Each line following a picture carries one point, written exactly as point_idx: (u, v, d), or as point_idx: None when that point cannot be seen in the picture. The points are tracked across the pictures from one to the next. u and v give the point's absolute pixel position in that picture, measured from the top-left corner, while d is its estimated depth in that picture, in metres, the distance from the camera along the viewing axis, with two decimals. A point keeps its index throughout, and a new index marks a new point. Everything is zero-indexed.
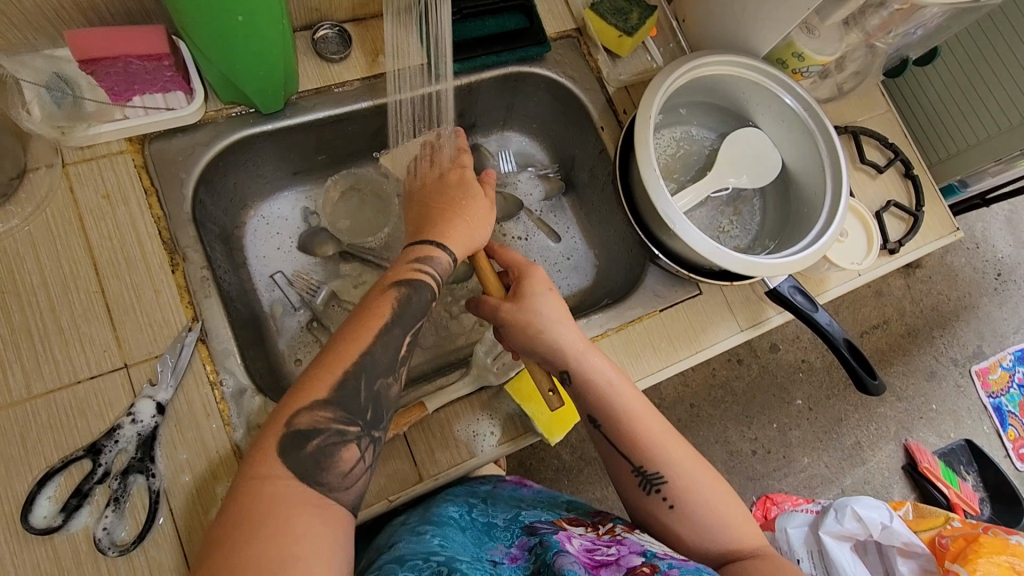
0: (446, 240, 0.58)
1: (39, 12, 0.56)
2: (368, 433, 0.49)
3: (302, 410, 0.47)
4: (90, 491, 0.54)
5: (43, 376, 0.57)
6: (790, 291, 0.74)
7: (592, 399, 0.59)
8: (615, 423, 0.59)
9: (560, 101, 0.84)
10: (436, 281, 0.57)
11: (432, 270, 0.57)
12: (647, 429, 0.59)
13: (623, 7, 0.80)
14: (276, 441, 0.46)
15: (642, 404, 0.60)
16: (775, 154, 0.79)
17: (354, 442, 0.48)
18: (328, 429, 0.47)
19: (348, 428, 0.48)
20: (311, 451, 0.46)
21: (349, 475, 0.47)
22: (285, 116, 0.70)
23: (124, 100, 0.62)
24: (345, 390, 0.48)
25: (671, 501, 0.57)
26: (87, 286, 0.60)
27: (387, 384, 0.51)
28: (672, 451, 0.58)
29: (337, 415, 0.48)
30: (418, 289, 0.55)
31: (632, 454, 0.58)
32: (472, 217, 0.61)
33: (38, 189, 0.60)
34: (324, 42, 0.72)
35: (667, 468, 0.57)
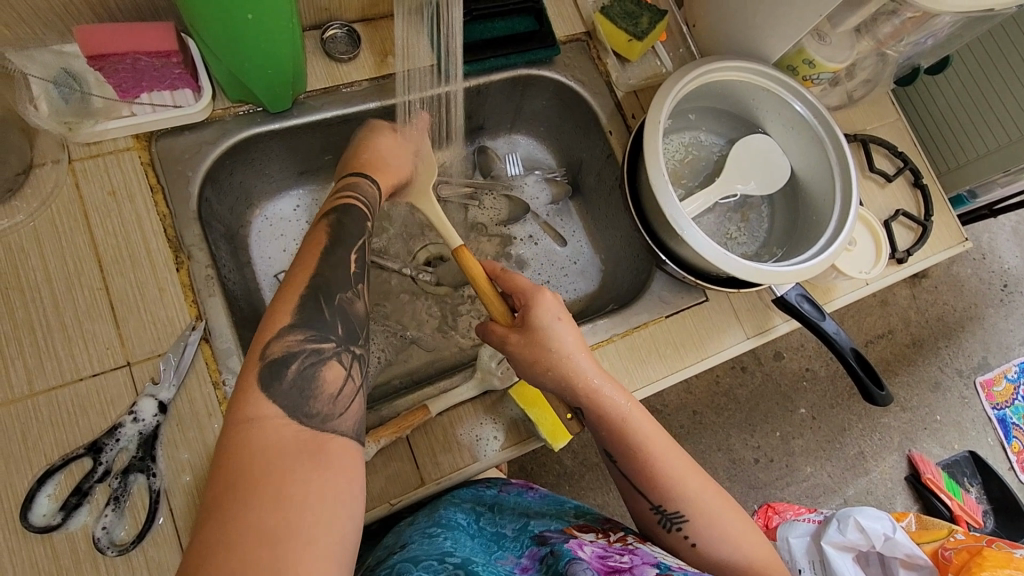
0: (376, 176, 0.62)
1: (48, 8, 0.55)
2: (347, 349, 0.49)
3: (274, 339, 0.46)
4: (90, 490, 0.54)
5: (45, 373, 0.56)
6: (797, 299, 0.74)
7: (608, 435, 0.58)
8: (631, 458, 0.58)
9: (568, 104, 0.84)
10: (366, 208, 0.58)
11: (364, 196, 0.59)
12: (665, 463, 0.57)
13: (633, 11, 0.79)
14: (255, 375, 0.44)
15: (660, 438, 0.58)
16: (784, 162, 0.78)
17: (333, 359, 0.47)
18: (303, 350, 0.46)
19: (324, 347, 0.47)
20: (292, 378, 0.44)
21: (340, 399, 0.46)
22: (293, 115, 0.70)
23: (132, 96, 0.62)
24: (309, 311, 0.48)
25: (692, 539, 0.56)
26: (91, 283, 0.59)
27: (350, 298, 0.51)
28: (692, 488, 0.57)
29: (308, 335, 0.47)
30: (351, 213, 0.56)
31: (650, 492, 0.57)
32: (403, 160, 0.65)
33: (43, 184, 0.60)
34: (333, 41, 0.72)
35: (688, 507, 0.56)
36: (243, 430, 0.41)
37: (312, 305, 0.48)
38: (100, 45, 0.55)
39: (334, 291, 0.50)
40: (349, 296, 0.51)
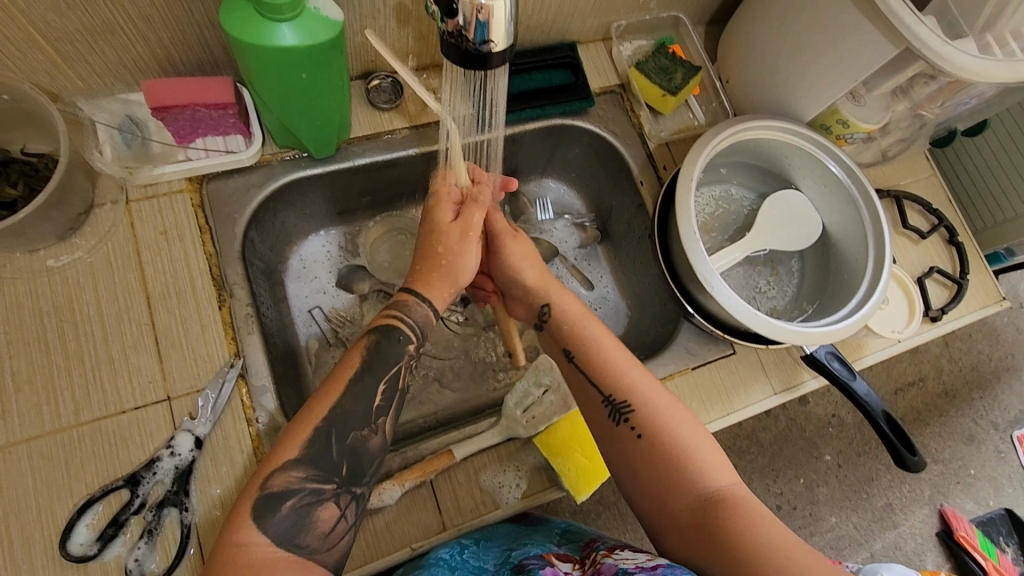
0: (430, 294, 0.62)
1: (119, 61, 0.60)
2: (347, 490, 0.52)
3: (277, 471, 0.50)
4: (126, 522, 0.56)
5: (90, 404, 0.59)
6: (826, 357, 0.73)
7: (568, 334, 0.66)
8: (585, 352, 0.64)
9: (600, 153, 0.86)
10: (414, 332, 0.60)
11: (414, 320, 0.60)
12: (615, 359, 0.63)
13: (667, 67, 0.82)
14: (250, 508, 0.49)
15: (614, 345, 0.65)
16: (816, 218, 0.78)
17: (332, 501, 0.51)
18: (302, 488, 0.50)
19: (324, 487, 0.51)
20: (286, 513, 0.49)
21: (331, 535, 0.50)
22: (337, 161, 0.73)
23: (188, 142, 0.66)
24: (319, 447, 0.52)
25: (637, 430, 0.60)
26: (138, 318, 0.62)
27: (364, 436, 0.54)
28: (639, 383, 0.62)
29: (310, 474, 0.51)
30: (393, 337, 0.59)
31: (602, 384, 0.62)
32: (461, 278, 0.63)
33: (102, 222, 0.64)
34: (377, 91, 0.75)
35: (634, 397, 0.61)
36: (228, 554, 0.46)
37: (324, 442, 0.52)
38: (162, 97, 0.59)
39: (349, 431, 0.53)
40: (364, 434, 0.54)
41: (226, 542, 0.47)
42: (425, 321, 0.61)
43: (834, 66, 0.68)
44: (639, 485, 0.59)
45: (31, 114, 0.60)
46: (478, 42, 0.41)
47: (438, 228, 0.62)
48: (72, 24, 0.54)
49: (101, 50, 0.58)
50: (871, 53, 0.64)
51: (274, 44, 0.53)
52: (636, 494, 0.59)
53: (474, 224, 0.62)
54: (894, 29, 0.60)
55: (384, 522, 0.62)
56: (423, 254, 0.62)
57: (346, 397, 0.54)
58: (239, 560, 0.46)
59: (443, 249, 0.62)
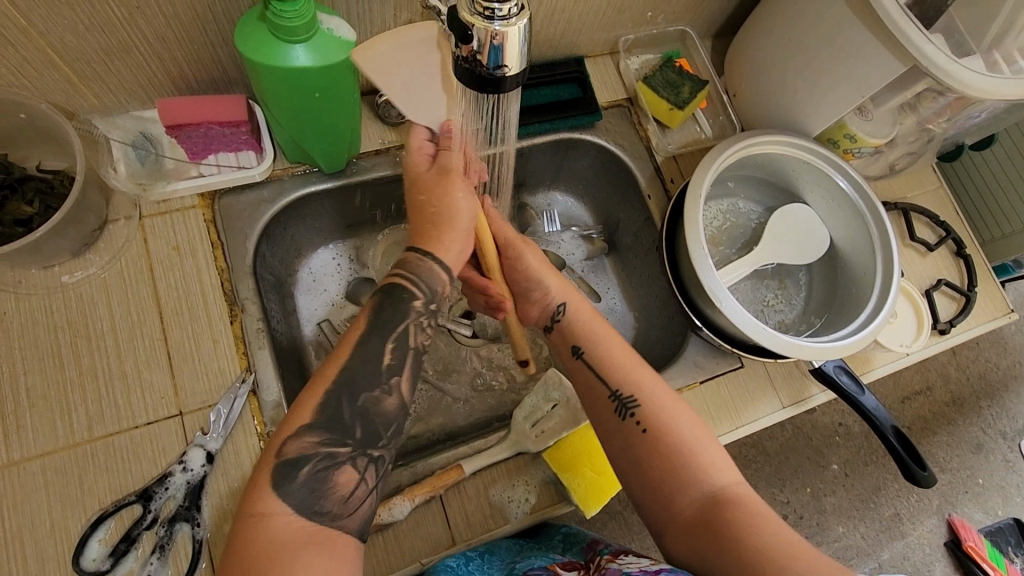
0: (434, 251, 0.61)
1: (134, 79, 0.61)
2: (364, 452, 0.52)
3: (290, 438, 0.50)
4: (138, 537, 0.56)
5: (104, 419, 0.59)
6: (835, 371, 0.73)
7: (579, 332, 0.66)
8: (593, 350, 0.65)
9: (608, 166, 0.86)
10: (424, 291, 0.59)
11: (420, 277, 0.59)
12: (621, 358, 0.64)
13: (675, 81, 0.82)
14: (268, 475, 0.49)
15: (624, 345, 0.65)
16: (824, 232, 0.78)
17: (348, 463, 0.51)
18: (317, 453, 0.50)
19: (339, 452, 0.51)
20: (304, 481, 0.49)
21: (351, 498, 0.50)
22: (346, 176, 0.73)
23: (201, 158, 0.67)
24: (331, 410, 0.51)
25: (643, 426, 0.59)
26: (151, 333, 0.63)
27: (376, 397, 0.53)
28: (645, 383, 0.62)
29: (324, 438, 0.50)
30: (398, 296, 0.58)
31: (610, 380, 0.62)
32: (459, 224, 0.62)
33: (116, 238, 0.65)
34: (386, 105, 0.75)
35: (641, 394, 0.61)
36: (253, 523, 0.47)
37: (335, 405, 0.52)
38: (175, 114, 0.61)
39: (360, 391, 0.53)
40: (376, 394, 0.53)
41: (247, 511, 0.48)
42: (433, 280, 0.60)
43: (841, 82, 0.68)
44: (641, 482, 0.58)
45: (47, 133, 0.61)
46: (492, 67, 0.41)
47: (421, 180, 0.63)
48: (89, 43, 0.55)
49: (117, 69, 0.59)
50: (879, 70, 0.64)
51: (287, 65, 0.54)
52: (637, 491, 0.59)
53: (453, 165, 0.62)
54: (901, 47, 0.61)
55: (393, 537, 0.62)
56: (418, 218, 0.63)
57: (354, 359, 0.54)
58: (262, 532, 0.46)
59: (428, 199, 0.62)
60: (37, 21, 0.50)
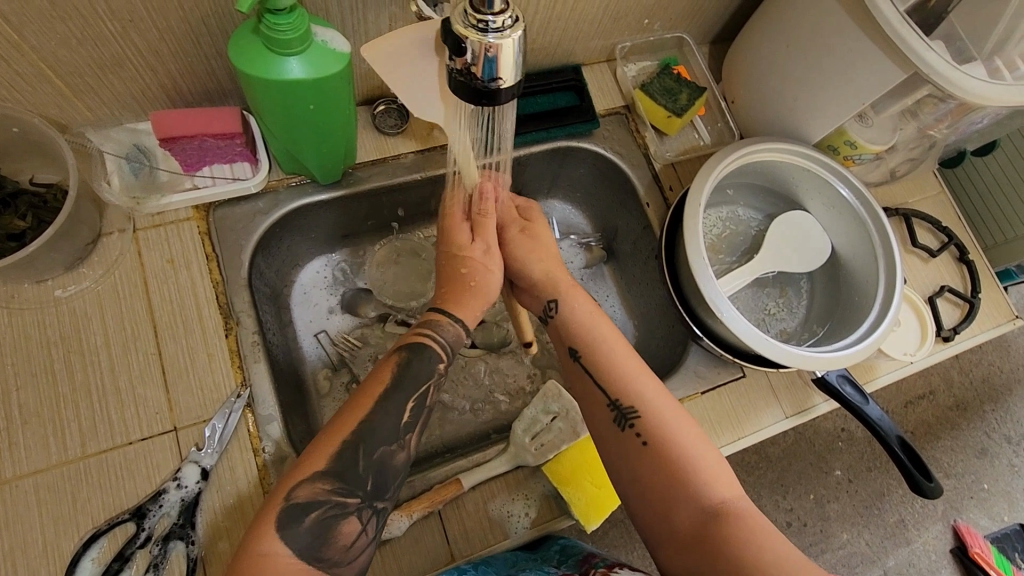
0: (459, 313, 0.63)
1: (128, 91, 0.60)
2: (370, 504, 0.51)
3: (303, 482, 0.50)
4: (132, 556, 0.55)
5: (97, 435, 0.58)
6: (837, 380, 0.72)
7: (577, 335, 0.65)
8: (592, 355, 0.63)
9: (606, 174, 0.85)
10: (445, 351, 0.60)
11: (445, 339, 0.61)
12: (622, 365, 0.62)
13: (673, 88, 0.82)
14: (274, 519, 0.48)
15: (625, 351, 0.64)
16: (825, 240, 0.78)
17: (355, 514, 0.50)
18: (328, 501, 0.50)
19: (348, 501, 0.50)
20: (309, 526, 0.48)
21: (352, 548, 0.50)
22: (342, 187, 0.73)
23: (195, 170, 0.66)
24: (347, 461, 0.51)
25: (643, 437, 0.58)
26: (145, 348, 0.62)
27: (390, 452, 0.53)
28: (644, 391, 0.61)
29: (336, 487, 0.50)
30: (425, 354, 0.59)
31: (609, 388, 0.61)
32: (489, 295, 0.64)
33: (110, 251, 0.64)
34: (382, 115, 0.75)
35: (641, 403, 0.60)
36: (252, 564, 0.46)
37: (351, 457, 0.51)
38: (171, 128, 0.60)
39: (376, 444, 0.53)
40: (390, 449, 0.53)
41: (250, 549, 0.47)
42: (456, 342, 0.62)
43: (840, 87, 0.68)
44: (640, 494, 0.57)
45: (41, 146, 0.61)
46: (486, 80, 0.41)
47: (460, 249, 0.63)
48: (82, 57, 0.54)
49: (110, 81, 0.58)
50: (878, 77, 0.64)
51: (282, 78, 0.53)
52: (636, 505, 0.58)
53: (489, 235, 0.64)
54: (901, 54, 0.60)
55: (391, 553, 0.61)
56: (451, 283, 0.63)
57: (376, 411, 0.54)
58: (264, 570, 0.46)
59: (467, 264, 0.63)
60: (29, 36, 0.50)
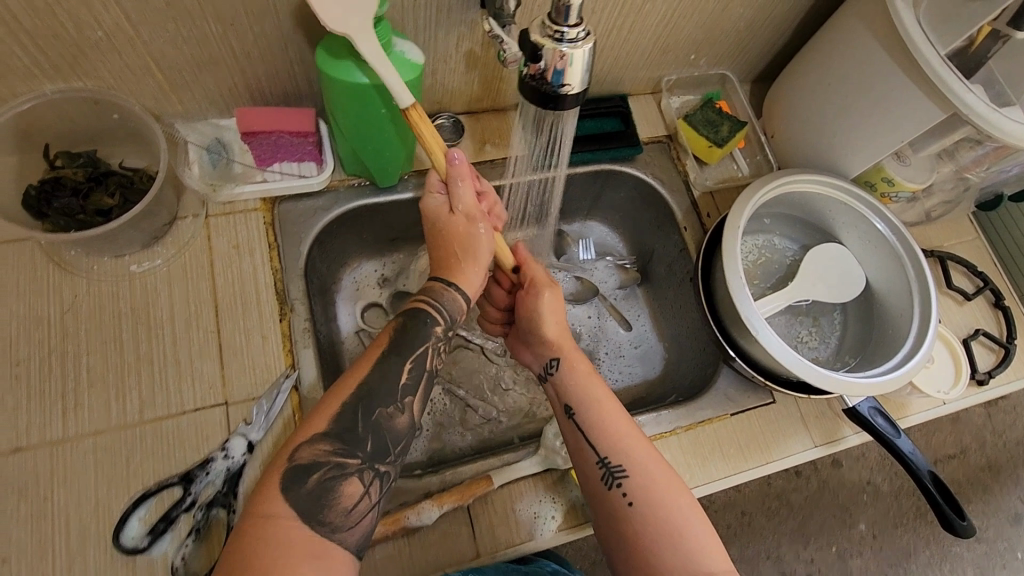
0: (458, 281, 0.63)
1: (217, 89, 0.66)
2: (371, 467, 0.52)
3: (304, 444, 0.51)
4: (176, 518, 0.57)
5: (155, 403, 0.62)
6: (870, 412, 0.72)
7: (572, 390, 0.64)
8: (584, 412, 0.62)
9: (645, 198, 0.89)
10: (445, 318, 0.60)
11: (442, 304, 0.60)
12: (615, 424, 0.61)
13: (714, 120, 0.86)
14: (279, 478, 0.49)
15: (613, 407, 0.62)
16: (860, 272, 0.79)
17: (355, 476, 0.51)
18: (328, 461, 0.50)
19: (349, 462, 0.51)
20: (312, 486, 0.49)
21: (353, 512, 0.50)
22: (398, 190, 0.77)
23: (266, 165, 0.72)
24: (347, 420, 0.52)
25: (629, 498, 0.57)
26: (206, 325, 0.66)
27: (389, 414, 0.54)
28: (634, 451, 0.59)
29: (336, 448, 0.51)
30: (423, 321, 0.59)
31: (599, 446, 0.59)
32: (481, 253, 0.63)
33: (183, 233, 0.69)
34: (439, 129, 0.81)
35: (632, 464, 0.58)
36: (259, 525, 0.47)
37: (351, 417, 0.53)
38: (253, 123, 0.66)
39: (375, 404, 0.54)
40: (389, 411, 0.54)
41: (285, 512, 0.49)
42: (456, 307, 0.61)
43: (881, 124, 0.71)
44: (624, 556, 0.56)
45: (135, 134, 0.67)
46: (554, 86, 0.44)
47: (443, 220, 0.63)
48: (184, 54, 0.60)
49: (203, 78, 0.64)
50: (918, 116, 0.67)
51: (363, 81, 0.58)
52: (619, 564, 0.56)
53: (470, 204, 0.62)
54: (941, 96, 0.63)
55: (419, 543, 0.62)
56: (442, 249, 0.63)
57: (374, 373, 0.55)
58: (266, 532, 0.46)
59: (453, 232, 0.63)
60: (142, 31, 0.56)
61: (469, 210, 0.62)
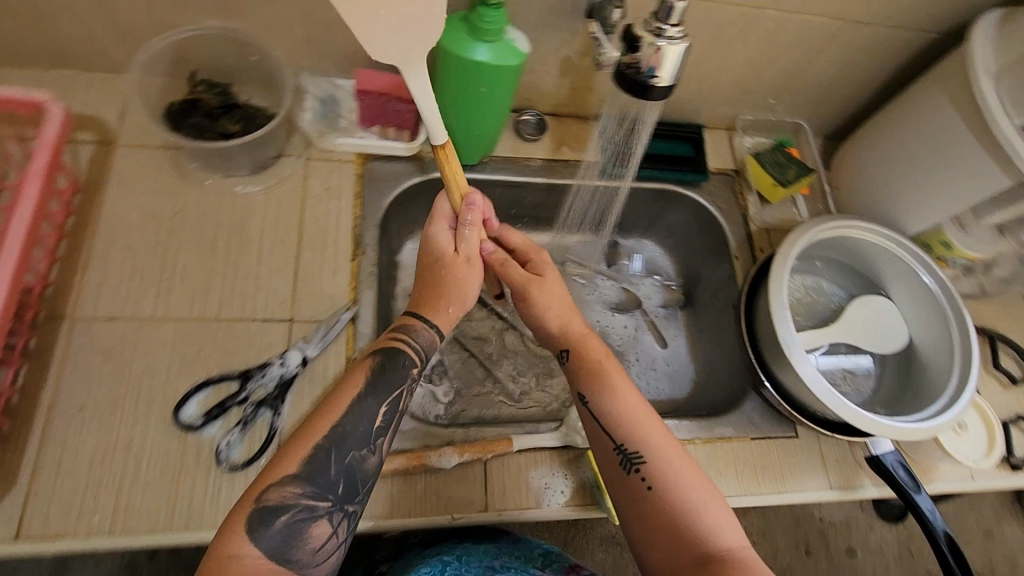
0: (437, 319, 0.64)
1: (342, 50, 0.76)
2: (340, 508, 0.54)
3: (273, 485, 0.51)
4: (228, 409, 0.64)
5: (232, 306, 0.69)
6: (893, 463, 0.72)
7: (585, 379, 0.65)
8: (599, 398, 0.63)
9: (702, 224, 0.93)
10: (420, 356, 0.62)
11: (418, 343, 0.62)
12: (630, 409, 0.63)
13: (783, 162, 0.89)
14: (245, 519, 0.50)
15: (630, 391, 0.64)
16: (903, 328, 0.81)
17: (324, 518, 0.52)
18: (297, 503, 0.51)
19: (319, 505, 0.52)
20: (280, 527, 0.50)
21: (320, 550, 0.51)
22: (477, 170, 0.84)
23: (368, 126, 0.79)
24: (318, 463, 0.53)
25: (648, 482, 0.59)
26: (287, 250, 0.73)
27: (361, 456, 0.55)
28: (652, 435, 0.61)
29: (306, 490, 0.52)
30: (400, 360, 0.60)
31: (615, 432, 0.62)
32: (466, 299, 0.66)
33: (285, 168, 0.77)
34: (524, 123, 0.88)
35: (647, 449, 0.60)
36: (220, 565, 0.47)
37: (323, 459, 0.53)
38: (365, 83, 0.74)
39: (347, 449, 0.55)
40: (361, 453, 0.55)
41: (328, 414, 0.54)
42: (430, 343, 0.63)
43: (948, 185, 0.73)
44: (643, 536, 0.58)
45: (266, 76, 0.77)
46: (646, 76, 0.50)
47: (444, 258, 0.65)
48: (325, 13, 0.70)
49: (334, 37, 0.74)
50: (984, 180, 0.69)
51: (472, 58, 0.65)
52: (638, 541, 0.58)
53: (472, 245, 0.65)
54: (1009, 162, 0.66)
55: (435, 483, 0.66)
56: (428, 283, 0.65)
57: (349, 415, 0.56)
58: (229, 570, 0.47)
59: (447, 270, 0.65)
60: None
61: (469, 255, 0.66)
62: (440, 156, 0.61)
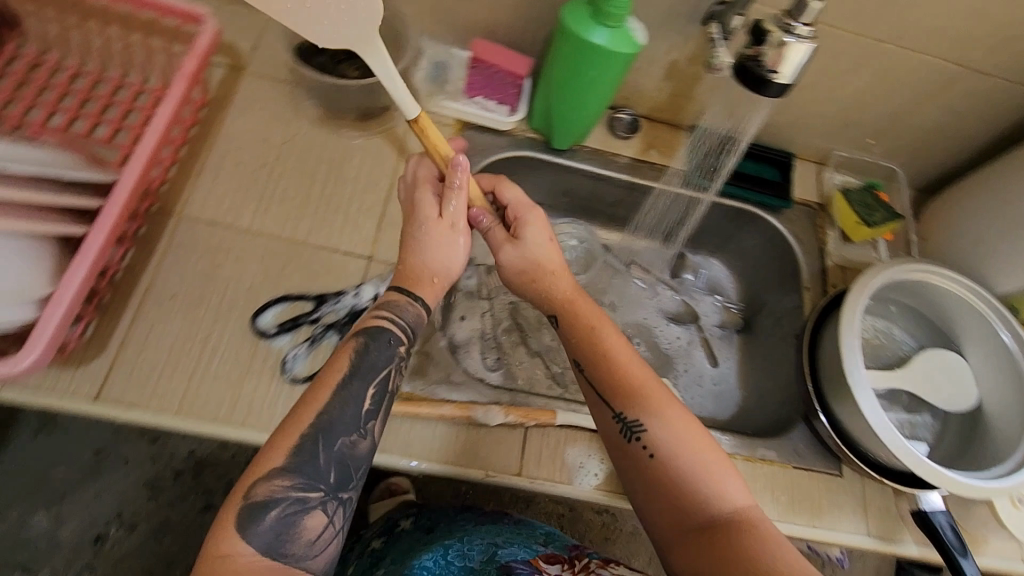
0: (422, 294, 0.60)
1: (466, 20, 0.81)
2: (334, 496, 0.50)
3: (260, 480, 0.48)
4: (300, 325, 0.67)
5: (319, 234, 0.73)
6: (942, 523, 0.69)
7: (579, 346, 0.63)
8: (595, 365, 0.61)
9: (776, 250, 0.92)
10: (406, 333, 0.58)
11: (405, 319, 0.58)
12: (627, 374, 0.60)
13: (871, 203, 0.88)
14: (233, 518, 0.46)
15: (626, 353, 0.62)
16: (972, 387, 0.77)
17: (318, 508, 0.49)
18: (287, 498, 0.48)
19: (311, 496, 0.49)
20: (271, 523, 0.47)
21: (318, 541, 0.48)
22: (566, 157, 0.87)
23: (472, 95, 0.83)
24: (305, 455, 0.49)
25: (650, 450, 0.57)
26: (377, 195, 0.77)
27: (351, 441, 0.51)
28: (651, 396, 0.59)
29: (295, 484, 0.48)
30: (383, 339, 0.56)
31: (612, 399, 0.60)
32: (452, 270, 0.62)
33: (390, 119, 0.82)
34: (618, 120, 0.90)
35: (645, 415, 0.58)
36: (214, 565, 0.44)
37: (311, 450, 0.49)
38: (483, 52, 0.80)
39: (336, 436, 0.51)
40: (351, 439, 0.51)
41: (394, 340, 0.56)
42: (415, 320, 0.59)
43: None
44: (648, 501, 0.57)
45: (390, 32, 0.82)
46: (768, 69, 0.55)
47: (426, 224, 0.60)
48: None
49: (462, 6, 0.79)
50: None
51: (589, 39, 0.68)
52: (645, 507, 0.57)
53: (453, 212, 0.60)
54: None
55: (475, 437, 0.68)
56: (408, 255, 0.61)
57: (334, 400, 0.52)
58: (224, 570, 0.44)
59: (429, 242, 0.60)
60: None
61: (453, 220, 0.61)
62: (416, 130, 0.60)
